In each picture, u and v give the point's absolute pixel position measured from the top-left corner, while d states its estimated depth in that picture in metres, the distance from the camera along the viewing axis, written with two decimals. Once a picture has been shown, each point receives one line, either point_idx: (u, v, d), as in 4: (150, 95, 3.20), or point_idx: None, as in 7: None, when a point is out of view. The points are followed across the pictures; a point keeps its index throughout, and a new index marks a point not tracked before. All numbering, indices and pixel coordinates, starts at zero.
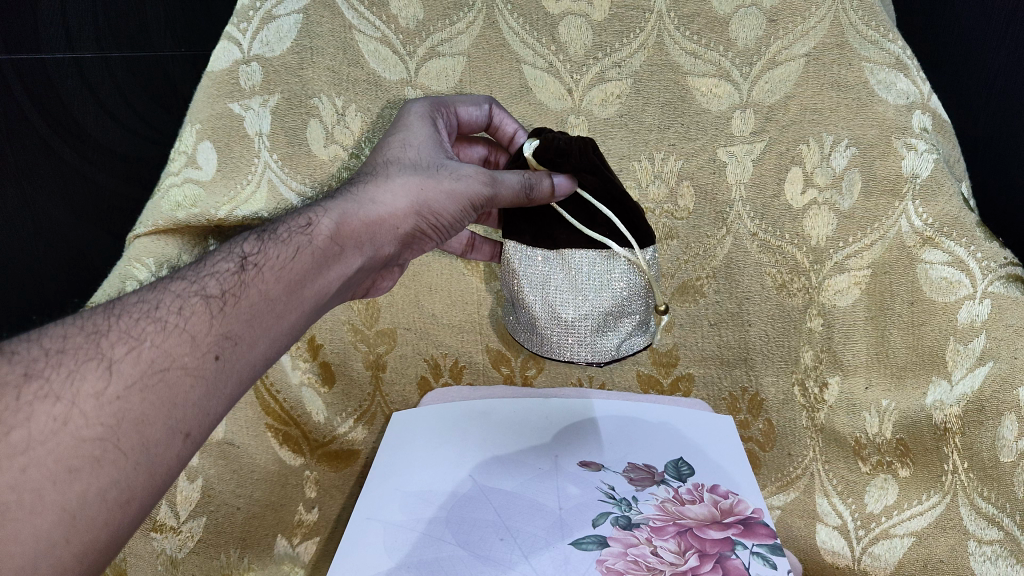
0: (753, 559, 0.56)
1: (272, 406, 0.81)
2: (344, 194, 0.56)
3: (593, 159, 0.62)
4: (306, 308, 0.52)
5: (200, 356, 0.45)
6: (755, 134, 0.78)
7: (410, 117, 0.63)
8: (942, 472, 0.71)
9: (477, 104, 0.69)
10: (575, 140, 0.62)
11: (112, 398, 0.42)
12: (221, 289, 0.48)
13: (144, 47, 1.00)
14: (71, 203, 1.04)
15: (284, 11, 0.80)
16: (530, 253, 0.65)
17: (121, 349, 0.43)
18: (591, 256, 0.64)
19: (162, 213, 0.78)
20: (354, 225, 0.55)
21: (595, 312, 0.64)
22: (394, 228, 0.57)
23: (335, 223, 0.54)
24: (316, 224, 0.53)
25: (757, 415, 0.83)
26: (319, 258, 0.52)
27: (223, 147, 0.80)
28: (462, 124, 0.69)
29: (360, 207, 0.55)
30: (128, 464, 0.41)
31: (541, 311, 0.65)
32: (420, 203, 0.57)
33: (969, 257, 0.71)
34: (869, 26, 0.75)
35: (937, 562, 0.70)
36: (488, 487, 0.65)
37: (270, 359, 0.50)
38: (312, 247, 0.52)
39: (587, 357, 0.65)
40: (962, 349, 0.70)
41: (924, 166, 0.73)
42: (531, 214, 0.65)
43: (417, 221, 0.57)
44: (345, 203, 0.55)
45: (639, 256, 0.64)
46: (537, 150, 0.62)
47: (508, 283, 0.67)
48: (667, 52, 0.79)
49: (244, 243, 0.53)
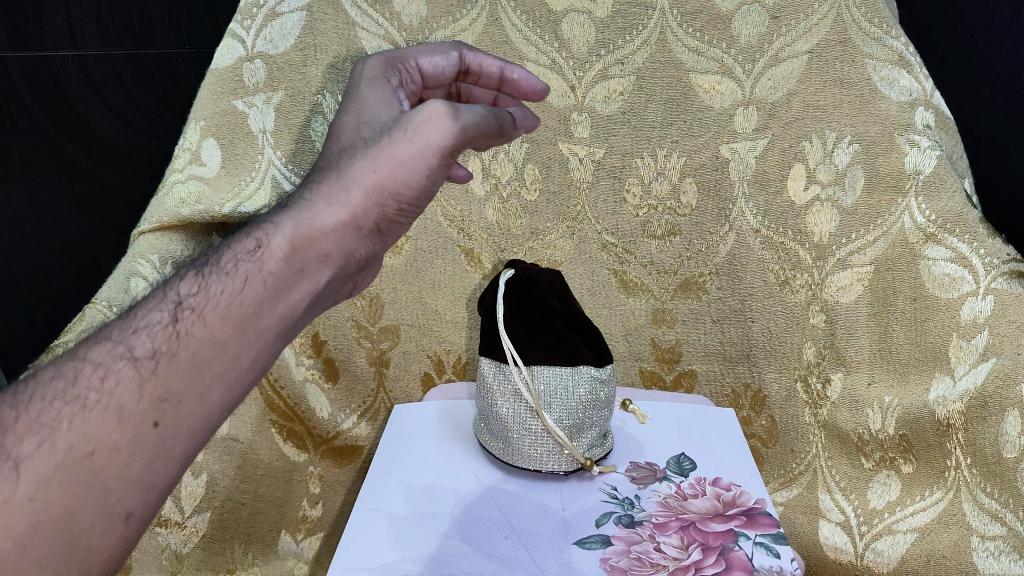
0: (756, 550, 0.57)
1: (275, 401, 0.81)
2: (292, 207, 0.50)
3: (559, 288, 0.68)
4: (269, 337, 0.47)
5: (135, 428, 0.41)
6: (757, 131, 0.79)
7: (364, 83, 0.57)
8: (944, 467, 0.71)
9: (443, 52, 0.61)
10: (545, 271, 0.68)
11: (23, 501, 0.38)
12: (154, 346, 0.43)
13: (148, 44, 0.98)
14: (76, 202, 1.05)
15: (288, 8, 0.80)
16: (505, 380, 0.65)
17: (30, 444, 0.40)
18: (558, 369, 0.64)
19: (166, 210, 0.77)
20: (309, 235, 0.48)
21: (563, 421, 0.64)
22: (361, 228, 0.49)
23: (289, 239, 0.47)
24: (266, 244, 0.47)
25: (759, 412, 0.83)
26: (273, 283, 0.46)
27: (226, 145, 0.80)
28: (428, 81, 0.62)
29: (317, 213, 0.48)
30: (54, 564, 0.39)
31: (512, 419, 0.65)
32: (375, 186, 0.49)
33: (971, 254, 0.70)
34: (871, 23, 0.75)
35: (940, 558, 0.71)
36: (492, 486, 0.65)
37: (234, 400, 0.46)
38: (263, 273, 0.46)
39: (545, 469, 0.65)
40: (965, 345, 0.70)
41: (927, 163, 0.73)
42: (493, 337, 0.66)
43: (380, 211, 0.50)
44: (297, 214, 0.49)
45: (591, 372, 0.65)
46: (512, 280, 0.67)
47: (484, 401, 0.67)
48: (670, 49, 0.79)
49: (181, 284, 0.47)
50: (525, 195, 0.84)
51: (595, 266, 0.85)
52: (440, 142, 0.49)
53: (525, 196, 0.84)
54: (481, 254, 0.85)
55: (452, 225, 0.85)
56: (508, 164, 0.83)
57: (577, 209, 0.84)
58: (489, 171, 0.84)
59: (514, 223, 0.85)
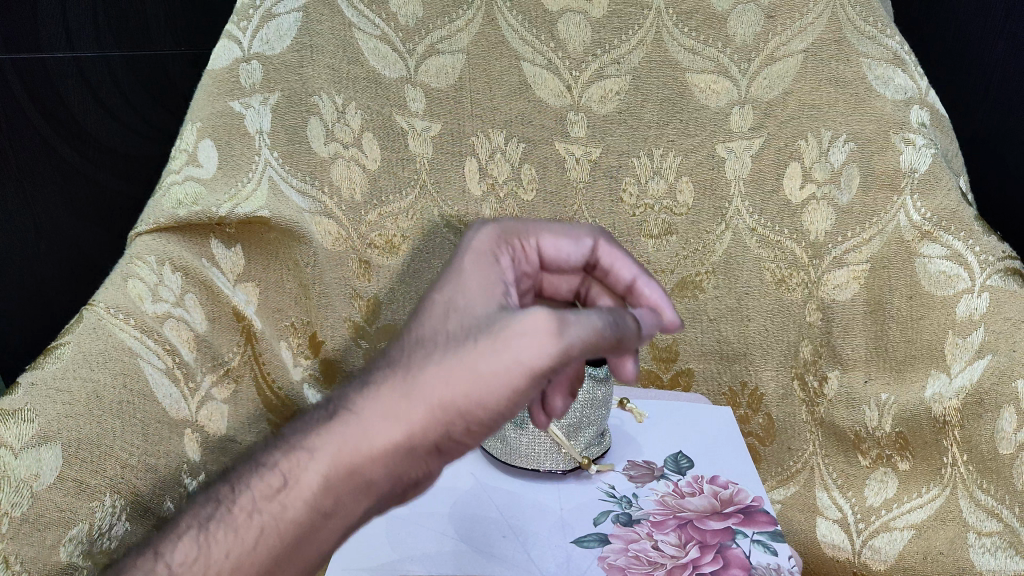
0: (754, 547, 0.57)
1: (274, 402, 0.80)
2: (333, 413, 0.41)
3: None
4: None
5: None
6: (753, 130, 0.79)
7: (471, 250, 0.45)
8: (941, 464, 0.70)
9: (574, 238, 0.51)
10: None
11: None
12: None
13: (145, 46, 0.98)
14: (74, 204, 1.05)
15: (284, 9, 0.79)
16: None
17: None
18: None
19: (163, 211, 0.73)
20: (343, 474, 0.40)
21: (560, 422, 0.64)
22: (417, 451, 0.39)
23: (316, 480, 0.40)
24: (283, 488, 0.40)
25: (757, 410, 0.84)
26: (289, 541, 0.41)
27: (223, 145, 0.77)
28: (548, 265, 0.51)
29: (367, 435, 0.39)
30: None
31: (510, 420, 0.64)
32: (441, 404, 0.38)
33: (967, 251, 0.70)
34: (866, 22, 0.76)
35: (937, 554, 0.70)
36: (491, 486, 0.65)
37: None
38: (274, 530, 0.40)
39: (542, 468, 0.65)
40: (961, 342, 0.69)
41: (923, 161, 0.73)
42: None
43: (447, 430, 0.39)
44: (343, 432, 0.40)
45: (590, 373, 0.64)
46: None
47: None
48: (666, 49, 0.79)
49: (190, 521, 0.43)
50: (522, 195, 0.85)
51: None
52: (533, 364, 0.37)
53: (522, 196, 0.85)
54: None
55: (449, 226, 0.85)
56: (505, 164, 0.84)
57: (574, 208, 0.84)
58: (486, 171, 0.84)
59: None
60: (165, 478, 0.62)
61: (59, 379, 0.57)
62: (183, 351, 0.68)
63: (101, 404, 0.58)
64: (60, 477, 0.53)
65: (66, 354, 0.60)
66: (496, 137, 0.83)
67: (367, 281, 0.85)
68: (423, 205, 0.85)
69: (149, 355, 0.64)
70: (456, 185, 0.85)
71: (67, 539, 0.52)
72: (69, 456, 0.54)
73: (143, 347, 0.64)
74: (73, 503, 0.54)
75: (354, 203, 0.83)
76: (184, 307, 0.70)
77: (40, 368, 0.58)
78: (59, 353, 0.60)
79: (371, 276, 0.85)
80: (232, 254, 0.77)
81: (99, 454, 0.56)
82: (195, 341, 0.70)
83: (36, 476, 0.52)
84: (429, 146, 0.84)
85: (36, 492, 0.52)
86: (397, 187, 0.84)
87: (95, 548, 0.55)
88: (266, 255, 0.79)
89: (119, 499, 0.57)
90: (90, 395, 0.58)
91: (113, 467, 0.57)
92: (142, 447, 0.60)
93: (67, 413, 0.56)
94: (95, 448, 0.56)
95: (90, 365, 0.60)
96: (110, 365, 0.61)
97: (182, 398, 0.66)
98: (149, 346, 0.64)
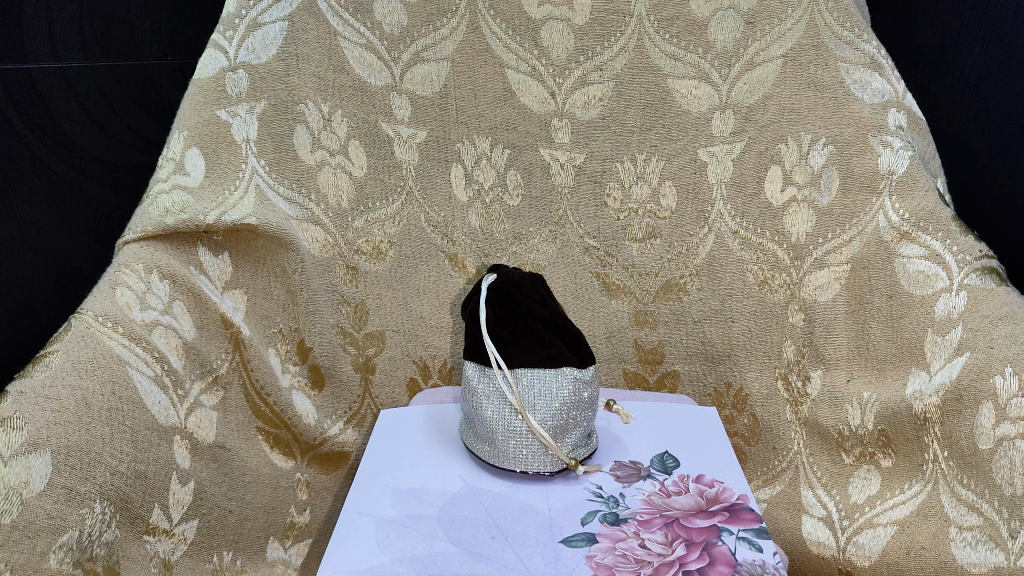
0: (739, 544, 0.58)
1: (262, 410, 0.78)
2: None
3: (542, 291, 0.68)
4: None
5: None
6: (734, 134, 0.81)
7: None
8: (922, 461, 0.71)
9: None
10: (526, 273, 0.68)
11: None
12: None
13: (132, 56, 1.00)
14: (60, 214, 1.02)
15: (270, 19, 0.79)
16: (490, 381, 0.66)
17: None
18: (542, 371, 0.65)
19: (151, 220, 0.74)
20: None
21: (547, 424, 0.64)
22: None
23: None
24: None
25: (741, 410, 0.83)
26: None
27: (211, 153, 0.77)
28: None
29: None
30: None
31: (497, 422, 0.65)
32: None
33: (944, 251, 0.72)
34: (843, 27, 0.78)
35: (920, 549, 0.70)
36: (478, 487, 0.66)
37: None
38: None
39: (530, 470, 0.65)
40: (940, 340, 0.70)
41: (900, 163, 0.75)
42: (477, 340, 0.67)
43: None
44: None
45: (576, 376, 0.65)
46: (494, 285, 0.68)
47: (469, 404, 0.67)
48: (647, 55, 0.81)
49: None
50: (508, 200, 0.86)
51: (579, 270, 0.86)
52: None
53: (508, 201, 0.86)
54: (465, 259, 0.87)
55: (436, 231, 0.86)
56: (491, 170, 0.85)
57: (559, 213, 0.85)
58: (472, 176, 0.85)
59: (498, 228, 0.86)
60: (155, 486, 0.62)
61: (48, 387, 0.58)
62: (171, 359, 0.68)
63: (90, 411, 0.58)
64: (50, 483, 0.54)
65: (55, 363, 0.60)
66: (481, 143, 0.84)
67: (354, 286, 0.86)
68: (410, 212, 0.85)
69: (138, 363, 0.64)
70: (442, 192, 0.86)
71: (57, 546, 0.52)
72: (59, 463, 0.55)
73: (130, 354, 0.64)
74: (63, 511, 0.53)
75: (341, 210, 0.84)
76: (172, 313, 0.70)
77: (29, 377, 0.58)
78: (48, 362, 0.60)
79: (358, 280, 0.86)
80: (219, 262, 0.77)
81: (89, 460, 0.56)
82: (184, 347, 0.70)
83: (25, 483, 0.52)
84: (416, 152, 0.85)
85: (25, 499, 0.52)
86: (383, 193, 0.85)
87: (85, 554, 0.54)
88: (254, 264, 0.79)
89: (109, 506, 0.57)
90: (79, 401, 0.58)
91: (101, 474, 0.57)
92: (131, 454, 0.60)
93: (55, 420, 0.56)
94: (84, 454, 0.56)
95: (78, 373, 0.60)
96: (98, 373, 0.61)
97: (170, 405, 0.66)
98: (137, 354, 0.65)
